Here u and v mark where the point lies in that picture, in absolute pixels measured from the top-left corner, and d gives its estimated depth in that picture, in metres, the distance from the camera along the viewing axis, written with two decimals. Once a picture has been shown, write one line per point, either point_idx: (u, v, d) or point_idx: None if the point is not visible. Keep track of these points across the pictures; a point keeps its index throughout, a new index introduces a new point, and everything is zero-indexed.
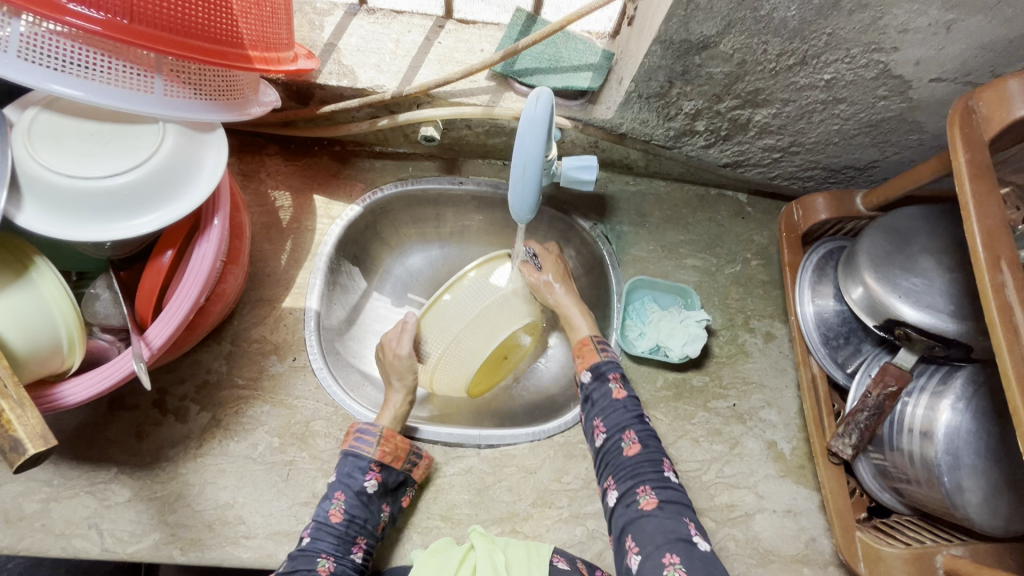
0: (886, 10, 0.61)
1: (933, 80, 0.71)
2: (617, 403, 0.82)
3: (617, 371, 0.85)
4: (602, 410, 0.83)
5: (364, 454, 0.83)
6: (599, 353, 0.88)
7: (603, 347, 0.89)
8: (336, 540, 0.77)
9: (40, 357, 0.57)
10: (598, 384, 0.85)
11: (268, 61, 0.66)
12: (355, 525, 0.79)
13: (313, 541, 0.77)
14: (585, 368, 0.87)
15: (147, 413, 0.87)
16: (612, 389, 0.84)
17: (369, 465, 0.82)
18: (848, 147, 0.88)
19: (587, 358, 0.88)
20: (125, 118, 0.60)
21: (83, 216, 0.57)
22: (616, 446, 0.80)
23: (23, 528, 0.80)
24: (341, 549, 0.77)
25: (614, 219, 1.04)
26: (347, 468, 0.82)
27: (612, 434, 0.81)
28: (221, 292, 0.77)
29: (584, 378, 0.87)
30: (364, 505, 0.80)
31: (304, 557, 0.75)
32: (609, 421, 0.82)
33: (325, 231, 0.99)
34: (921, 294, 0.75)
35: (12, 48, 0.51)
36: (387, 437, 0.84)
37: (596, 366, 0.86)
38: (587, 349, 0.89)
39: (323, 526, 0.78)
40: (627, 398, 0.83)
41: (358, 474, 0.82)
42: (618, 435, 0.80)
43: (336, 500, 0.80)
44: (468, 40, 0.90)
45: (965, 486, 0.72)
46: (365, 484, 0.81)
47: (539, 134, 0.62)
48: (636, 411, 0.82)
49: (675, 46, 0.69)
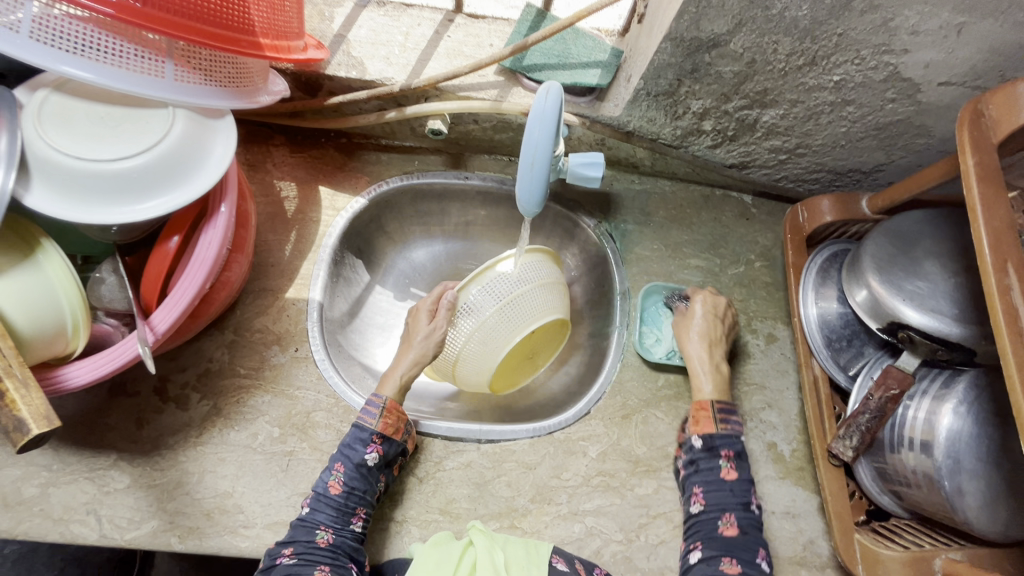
0: (898, 12, 0.61)
1: (942, 84, 0.71)
2: (725, 483, 0.81)
3: (731, 450, 0.83)
4: (706, 480, 0.82)
5: (366, 425, 0.82)
6: (719, 425, 0.85)
7: (723, 418, 0.85)
8: (335, 513, 0.77)
9: (44, 339, 0.57)
10: (707, 457, 0.83)
11: (279, 49, 0.66)
12: (354, 496, 0.78)
13: (313, 512, 0.77)
14: (697, 434, 0.85)
15: (148, 400, 0.87)
16: (722, 466, 0.82)
17: (371, 437, 0.81)
18: (855, 150, 0.88)
19: (702, 423, 0.85)
20: (135, 102, 0.60)
21: (90, 199, 0.56)
22: (711, 521, 0.79)
23: (22, 512, 0.80)
24: (339, 521, 0.77)
25: (619, 217, 1.04)
26: (348, 441, 0.81)
27: (710, 509, 0.80)
28: (225, 281, 0.77)
29: (696, 443, 0.85)
30: (362, 476, 0.80)
31: (304, 527, 0.76)
32: (710, 496, 0.81)
33: (329, 223, 0.98)
34: (925, 298, 0.75)
35: (24, 29, 0.51)
36: (389, 409, 0.84)
37: (709, 437, 0.84)
38: (705, 416, 0.85)
39: (321, 497, 0.78)
40: (737, 482, 0.81)
41: (360, 447, 0.81)
42: (716, 511, 0.80)
43: (335, 472, 0.79)
44: (478, 35, 0.90)
45: (966, 489, 0.72)
46: (365, 457, 0.80)
47: (548, 129, 0.63)
48: (743, 499, 0.80)
49: (685, 43, 0.69)
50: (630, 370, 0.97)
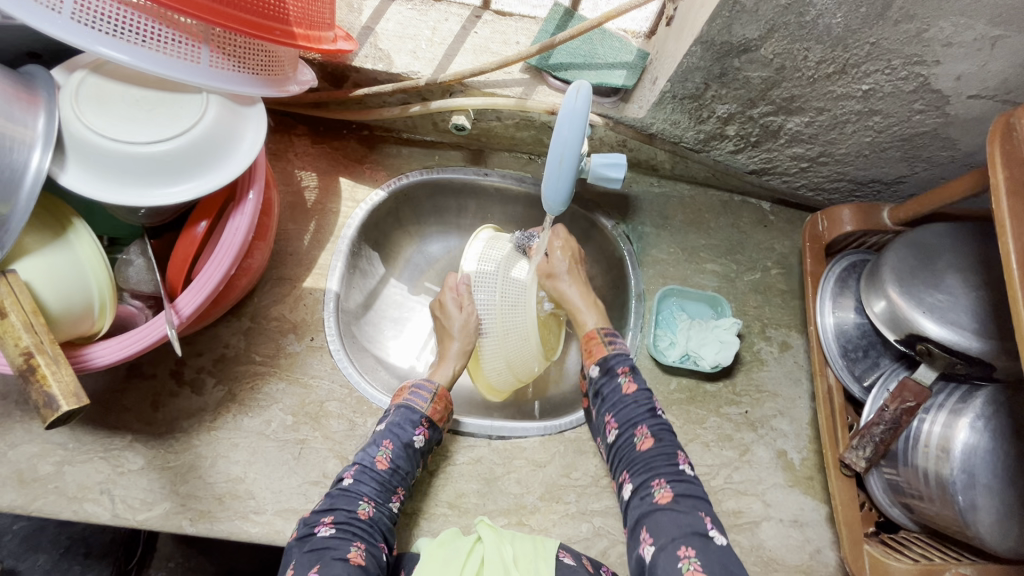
0: (932, 22, 0.61)
1: (972, 97, 0.70)
2: (626, 399, 0.85)
3: (626, 366, 0.88)
4: (612, 405, 0.86)
5: (417, 407, 0.86)
6: (608, 347, 0.91)
7: (610, 340, 0.92)
8: (378, 487, 0.79)
9: (72, 318, 0.57)
10: (606, 379, 0.88)
11: (310, 39, 0.67)
12: (398, 475, 0.81)
13: (355, 483, 0.79)
14: (592, 362, 0.91)
15: (164, 383, 0.87)
16: (622, 384, 0.87)
17: (420, 420, 0.85)
18: (878, 160, 0.88)
19: (593, 351, 0.92)
20: (169, 87, 0.60)
21: (124, 180, 0.57)
22: (628, 441, 0.82)
23: (37, 488, 0.81)
24: (381, 496, 0.79)
25: (637, 219, 1.04)
26: (399, 420, 0.84)
27: (624, 430, 0.83)
28: (247, 267, 0.77)
29: (593, 372, 0.90)
30: (408, 457, 0.82)
31: (345, 497, 0.78)
32: (620, 416, 0.84)
33: (348, 214, 0.99)
34: (946, 310, 0.75)
35: (66, 10, 0.52)
36: (439, 395, 0.88)
37: (602, 360, 0.90)
38: (594, 344, 0.92)
39: (367, 470, 0.80)
40: (637, 393, 0.86)
41: (409, 428, 0.84)
42: (630, 428, 0.83)
43: (384, 448, 0.81)
44: (505, 32, 0.90)
45: (980, 504, 0.71)
46: (413, 438, 0.83)
47: (576, 129, 0.63)
48: (647, 404, 0.85)
49: (716, 47, 0.69)
50: (643, 372, 0.96)
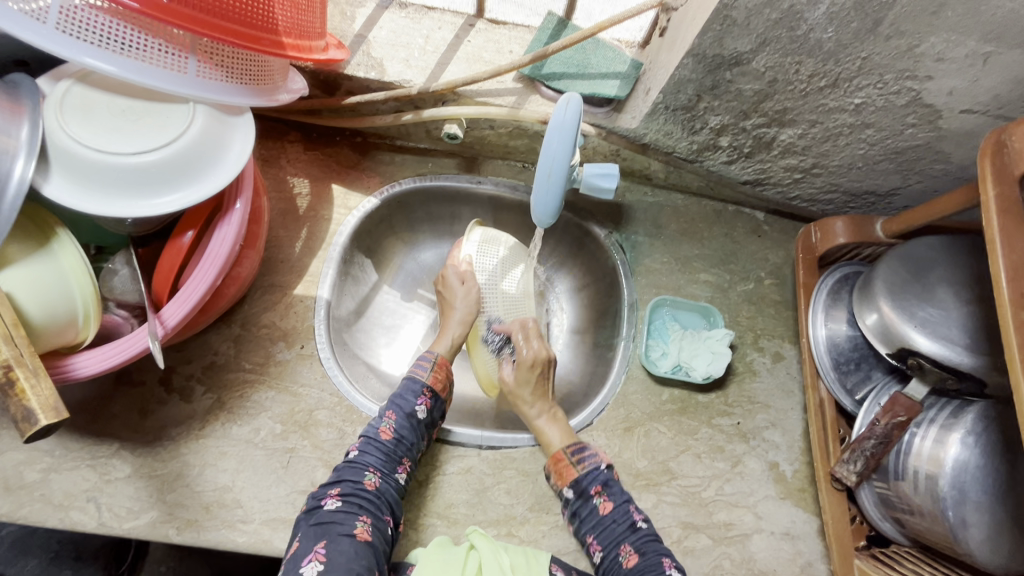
0: (923, 38, 0.60)
1: (964, 112, 0.70)
2: (605, 519, 0.81)
3: (599, 485, 0.83)
4: (592, 526, 0.81)
5: (419, 378, 0.87)
6: (578, 466, 0.84)
7: (578, 454, 0.85)
8: (383, 457, 0.79)
9: (55, 329, 0.57)
10: (582, 502, 0.83)
11: (300, 48, 0.66)
12: (402, 445, 0.81)
13: (360, 454, 0.79)
14: (565, 485, 0.84)
15: (153, 390, 0.87)
16: (597, 505, 0.82)
17: (421, 390, 0.86)
18: (871, 172, 0.88)
19: (564, 473, 0.84)
20: (157, 96, 0.60)
21: (109, 191, 0.57)
22: (614, 560, 0.78)
23: (22, 496, 0.80)
24: (387, 467, 0.79)
25: (630, 228, 1.04)
26: (401, 392, 0.85)
27: (608, 550, 0.79)
28: (235, 276, 0.77)
29: (567, 494, 0.84)
30: (412, 428, 0.82)
31: (352, 469, 0.77)
32: (603, 539, 0.80)
33: (341, 221, 0.99)
34: (937, 324, 0.75)
35: (51, 19, 0.51)
36: (439, 364, 0.89)
37: (575, 484, 0.83)
38: (563, 466, 0.84)
39: (371, 441, 0.80)
40: (616, 510, 0.81)
41: (411, 398, 0.84)
42: (614, 548, 0.79)
43: (387, 420, 0.82)
44: (498, 41, 0.90)
45: (970, 521, 0.71)
46: (415, 408, 0.84)
47: (566, 142, 0.63)
48: (627, 520, 0.80)
49: (707, 60, 0.69)
50: (635, 383, 0.96)
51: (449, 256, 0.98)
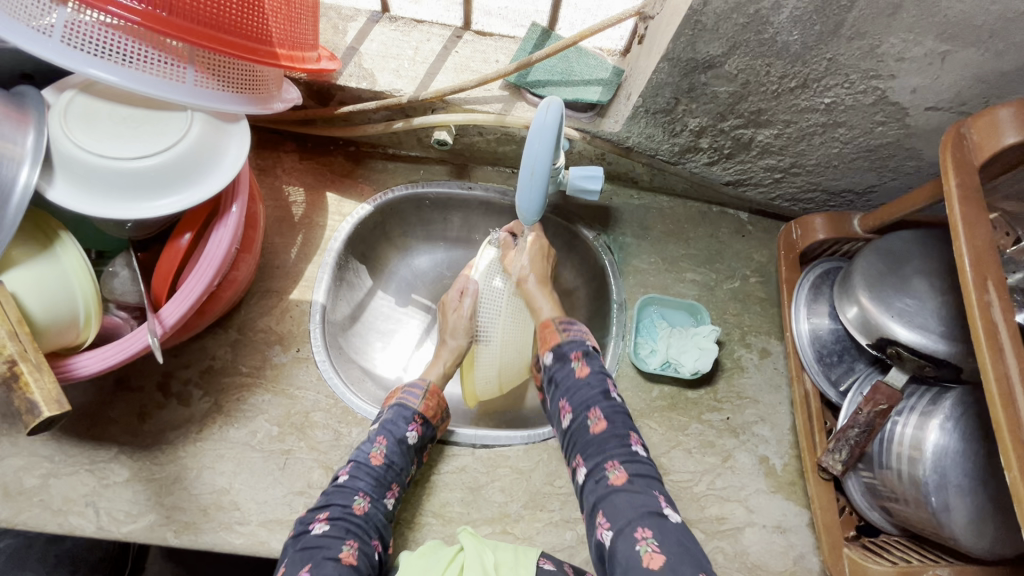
0: (883, 39, 0.64)
1: (929, 109, 0.73)
2: (579, 381, 0.86)
3: (579, 351, 0.89)
4: (565, 389, 0.87)
5: (410, 405, 0.88)
6: (563, 333, 0.92)
7: (565, 326, 0.92)
8: (373, 482, 0.80)
9: (57, 328, 0.59)
10: (559, 364, 0.90)
11: (293, 59, 0.69)
12: (392, 470, 0.82)
13: (351, 479, 0.80)
14: (546, 350, 0.92)
15: (151, 395, 0.88)
16: (574, 367, 0.88)
17: (413, 416, 0.87)
18: (847, 170, 0.91)
19: (547, 338, 0.93)
20: (156, 105, 0.63)
21: (110, 195, 0.59)
22: (582, 425, 0.83)
23: (22, 501, 0.81)
24: (376, 492, 0.80)
25: (617, 230, 1.06)
26: (392, 417, 0.86)
27: (578, 413, 0.84)
28: (232, 279, 0.79)
29: (546, 359, 0.92)
30: (402, 453, 0.84)
31: (341, 492, 0.79)
32: (574, 402, 0.85)
33: (335, 228, 1.01)
34: (913, 314, 0.77)
35: (56, 33, 0.54)
36: (431, 392, 0.91)
37: (556, 348, 0.91)
38: (549, 332, 0.93)
39: (362, 465, 0.81)
40: (590, 376, 0.87)
41: (402, 424, 0.86)
42: (583, 411, 0.84)
43: (379, 444, 0.83)
44: (484, 51, 0.93)
45: (952, 505, 0.72)
46: (406, 434, 0.85)
47: (547, 141, 0.66)
48: (601, 387, 0.85)
49: (682, 64, 0.72)
50: (625, 380, 0.98)
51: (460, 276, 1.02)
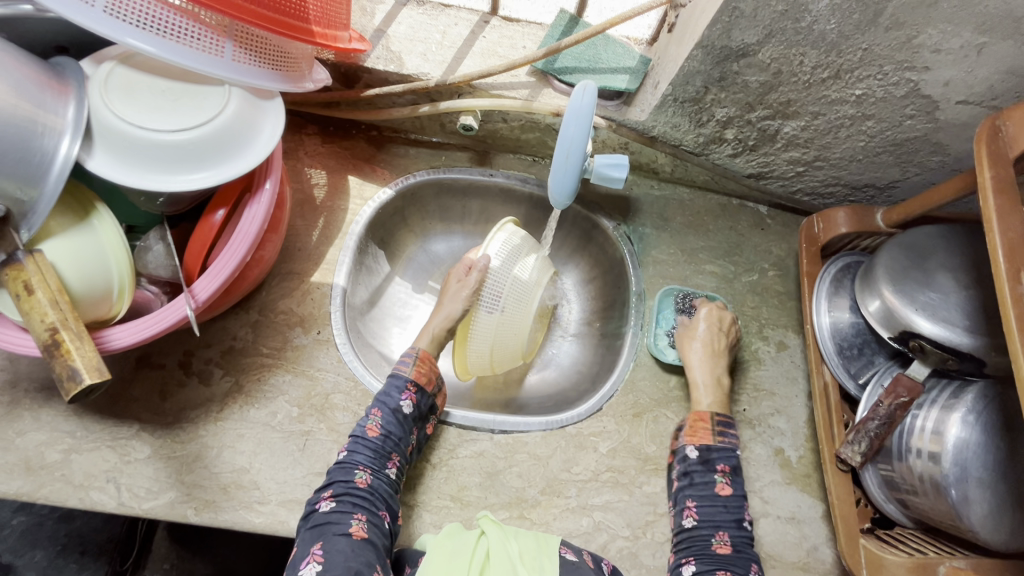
0: (921, 30, 0.64)
1: (960, 102, 0.73)
2: (720, 499, 0.83)
3: (728, 465, 0.85)
4: (699, 493, 0.84)
5: (402, 373, 0.88)
6: (716, 438, 0.87)
7: (721, 432, 0.88)
8: (372, 454, 0.80)
9: (92, 299, 0.59)
10: (703, 470, 0.85)
11: (327, 37, 0.69)
12: (390, 441, 0.82)
13: (350, 454, 0.81)
14: (693, 444, 0.87)
15: (172, 373, 0.89)
16: (717, 483, 0.84)
17: (406, 384, 0.87)
18: (871, 164, 0.91)
19: (698, 435, 0.88)
20: (193, 79, 0.63)
21: (148, 166, 0.59)
22: (706, 537, 0.81)
23: (44, 476, 0.81)
24: (376, 463, 0.80)
25: (637, 220, 1.07)
26: (385, 388, 0.87)
27: (703, 525, 0.82)
28: (259, 258, 0.79)
29: (691, 453, 0.87)
30: (398, 423, 0.84)
31: (342, 469, 0.80)
32: (702, 511, 0.83)
33: (357, 212, 1.01)
34: (937, 307, 0.77)
35: (99, 3, 0.54)
36: (422, 359, 0.91)
37: (706, 450, 0.86)
38: (701, 427, 0.88)
39: (360, 439, 0.82)
40: (731, 497, 0.84)
41: (395, 394, 0.86)
42: (708, 528, 0.82)
43: (373, 416, 0.83)
44: (512, 37, 0.93)
45: (972, 497, 0.73)
46: (401, 404, 0.85)
47: (584, 127, 0.66)
48: (736, 516, 0.83)
49: (716, 52, 0.72)
50: (643, 370, 0.98)
51: (466, 255, 0.95)
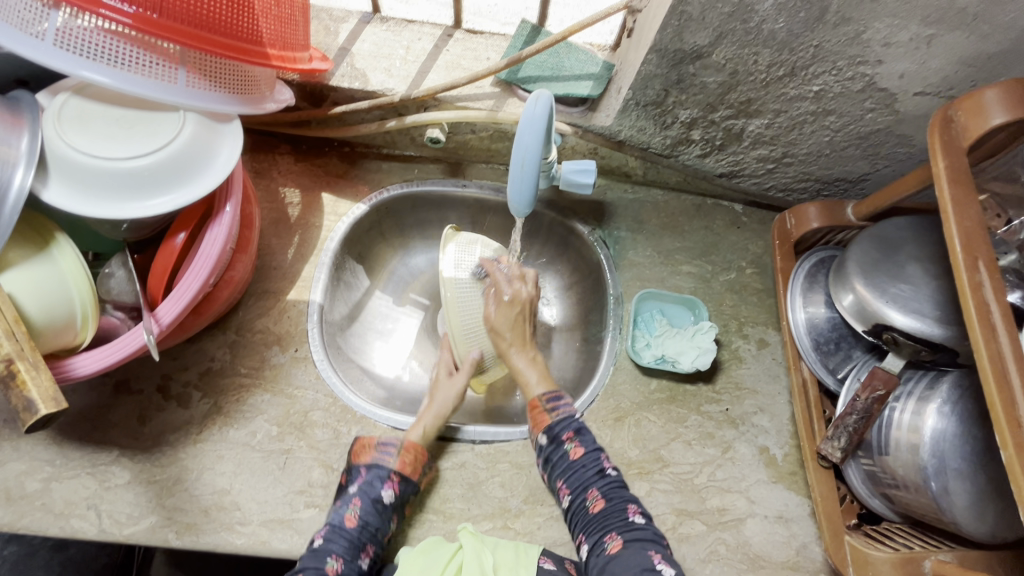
0: (868, 24, 0.64)
1: (918, 94, 0.74)
2: (575, 464, 0.83)
3: (572, 430, 0.85)
4: (562, 471, 0.83)
5: (386, 464, 0.84)
6: (552, 413, 0.87)
7: (553, 404, 0.88)
8: (347, 544, 0.77)
9: (54, 328, 0.60)
10: (554, 448, 0.85)
11: (284, 59, 0.70)
12: (367, 531, 0.79)
13: (324, 542, 0.77)
14: (540, 430, 0.87)
15: (150, 398, 0.89)
16: (569, 450, 0.84)
17: (389, 475, 0.83)
18: (839, 158, 0.91)
19: (539, 420, 0.88)
20: (150, 106, 0.64)
21: (104, 195, 0.60)
22: (581, 506, 0.81)
23: (24, 506, 0.81)
24: (350, 554, 0.77)
25: (613, 224, 1.07)
26: (368, 477, 0.82)
27: (577, 495, 0.81)
28: (229, 279, 0.80)
29: (540, 439, 0.87)
30: (377, 513, 0.80)
31: (313, 556, 0.75)
32: (571, 483, 0.82)
33: (331, 228, 1.02)
34: (908, 300, 0.77)
35: (49, 37, 0.55)
36: (408, 446, 0.86)
37: (549, 429, 0.86)
38: (538, 413, 0.88)
39: (337, 530, 0.78)
40: (586, 456, 0.83)
41: (377, 484, 0.82)
42: (581, 492, 0.81)
43: (352, 506, 0.80)
44: (475, 49, 0.94)
45: (952, 488, 0.72)
46: (381, 494, 0.81)
47: (537, 133, 0.66)
48: (597, 467, 0.83)
49: (670, 55, 0.73)
50: (623, 374, 0.98)
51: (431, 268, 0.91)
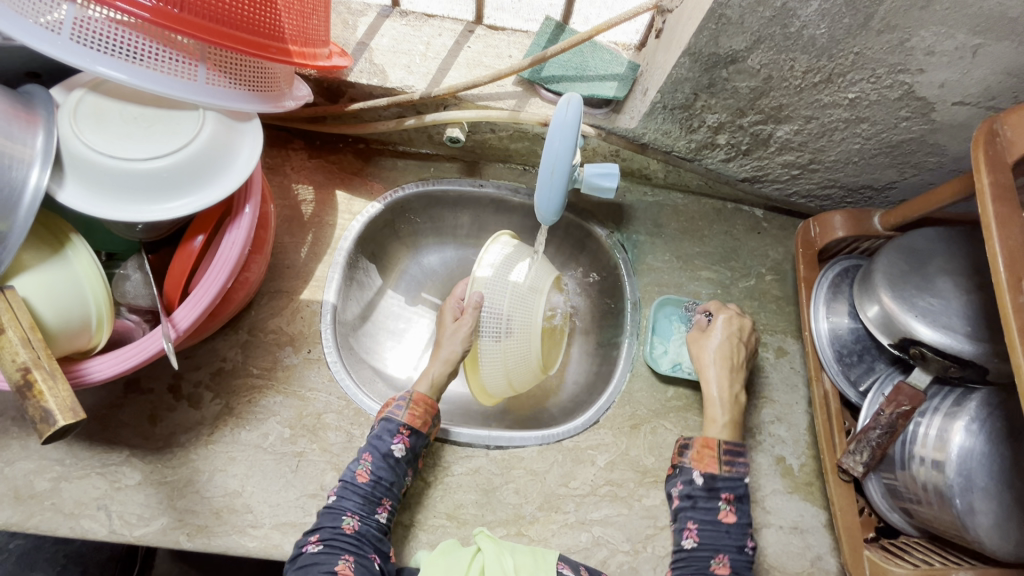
0: (914, 32, 0.62)
1: (956, 104, 0.72)
2: (722, 526, 0.80)
3: (734, 494, 0.82)
4: (704, 522, 0.81)
5: (395, 418, 0.84)
6: (725, 468, 0.83)
7: (730, 460, 0.83)
8: (362, 501, 0.78)
9: (70, 333, 0.58)
10: (708, 498, 0.82)
11: (306, 56, 0.68)
12: (381, 486, 0.79)
13: (339, 500, 0.78)
14: (702, 472, 0.83)
15: (161, 398, 0.87)
16: (721, 509, 0.81)
17: (398, 429, 0.83)
18: (867, 166, 0.89)
19: (707, 462, 0.83)
20: (168, 104, 0.62)
21: (121, 196, 0.58)
22: (704, 559, 0.78)
23: (33, 505, 0.80)
24: (365, 509, 0.77)
25: (631, 227, 1.05)
26: (378, 431, 0.83)
27: (704, 547, 0.79)
28: (243, 281, 0.78)
29: (698, 480, 0.83)
30: (389, 467, 0.80)
31: (329, 515, 0.77)
32: (705, 535, 0.80)
33: (346, 226, 1.00)
34: (937, 314, 0.75)
35: (65, 31, 0.53)
36: (416, 399, 0.86)
37: (713, 478, 0.82)
38: (709, 454, 0.84)
39: (349, 485, 0.79)
40: (734, 525, 0.80)
41: (387, 437, 0.82)
42: (709, 551, 0.79)
43: (363, 462, 0.80)
44: (497, 46, 0.92)
45: (977, 507, 0.70)
46: (391, 448, 0.81)
47: (568, 140, 0.64)
48: (739, 543, 0.79)
49: (703, 59, 0.70)
50: (639, 380, 0.97)
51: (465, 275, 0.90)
